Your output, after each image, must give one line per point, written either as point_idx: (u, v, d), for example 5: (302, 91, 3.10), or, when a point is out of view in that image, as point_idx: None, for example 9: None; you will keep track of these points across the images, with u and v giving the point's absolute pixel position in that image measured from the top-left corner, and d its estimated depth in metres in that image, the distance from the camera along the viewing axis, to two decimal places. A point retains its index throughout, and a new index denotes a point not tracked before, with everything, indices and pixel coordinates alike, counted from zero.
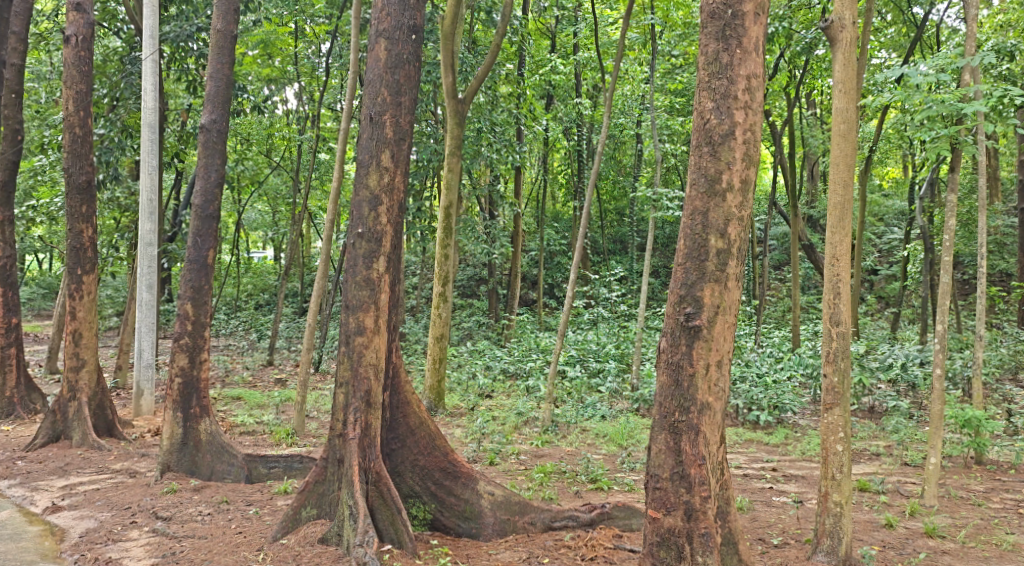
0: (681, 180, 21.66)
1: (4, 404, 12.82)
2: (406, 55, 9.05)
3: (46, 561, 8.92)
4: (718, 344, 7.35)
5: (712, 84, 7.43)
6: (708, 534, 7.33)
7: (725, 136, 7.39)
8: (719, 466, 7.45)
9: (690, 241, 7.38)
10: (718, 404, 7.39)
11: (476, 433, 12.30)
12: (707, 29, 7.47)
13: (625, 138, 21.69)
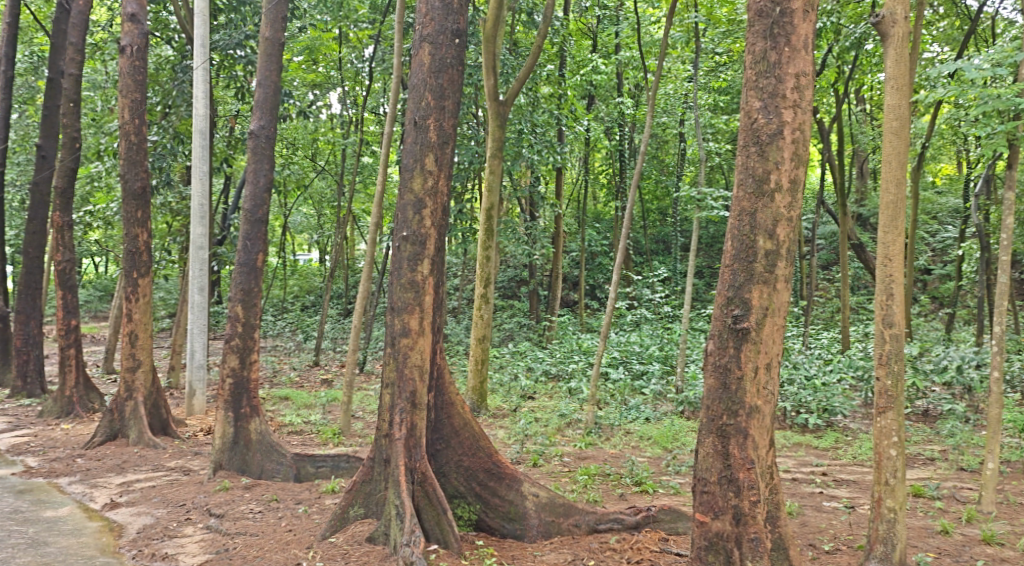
0: (726, 179, 21.45)
1: (64, 403, 13.28)
2: (450, 59, 9.14)
3: (105, 556, 9.12)
4: (767, 346, 7.23)
5: (759, 83, 7.32)
6: (758, 538, 7.19)
7: (773, 136, 7.28)
8: (767, 470, 7.33)
9: (737, 242, 7.28)
10: (767, 407, 7.27)
11: (519, 434, 12.34)
12: (753, 27, 7.36)
13: (669, 139, 21.56)
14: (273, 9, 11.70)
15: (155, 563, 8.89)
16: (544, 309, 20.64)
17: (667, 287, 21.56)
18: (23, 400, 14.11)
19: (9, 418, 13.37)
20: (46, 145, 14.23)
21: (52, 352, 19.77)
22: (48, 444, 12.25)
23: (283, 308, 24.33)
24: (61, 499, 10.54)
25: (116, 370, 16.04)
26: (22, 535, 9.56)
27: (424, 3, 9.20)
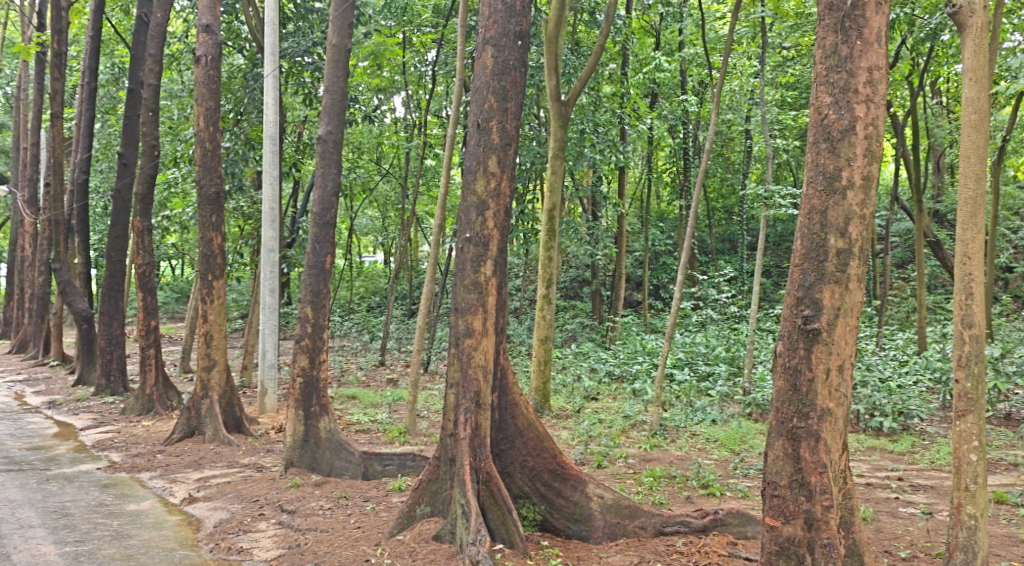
0: (795, 176, 21.05)
1: (145, 401, 13.82)
2: (512, 61, 9.21)
3: (185, 548, 9.38)
4: (839, 347, 6.85)
5: (830, 78, 6.94)
6: (832, 544, 6.85)
7: (845, 132, 6.89)
8: (841, 474, 6.95)
9: (807, 241, 6.92)
10: (840, 410, 6.89)
11: (583, 434, 12.34)
12: (824, 21, 6.98)
13: (734, 136, 21.27)
14: (340, 16, 11.94)
15: (231, 556, 9.15)
16: (607, 309, 20.53)
17: (734, 287, 21.22)
18: (108, 398, 14.74)
19: (96, 414, 14.03)
20: (127, 153, 14.80)
21: (133, 352, 20.53)
22: (130, 440, 12.75)
23: (350, 309, 24.79)
24: (143, 493, 10.91)
25: (192, 369, 16.58)
26: (107, 527, 9.82)
27: (487, 6, 9.30)
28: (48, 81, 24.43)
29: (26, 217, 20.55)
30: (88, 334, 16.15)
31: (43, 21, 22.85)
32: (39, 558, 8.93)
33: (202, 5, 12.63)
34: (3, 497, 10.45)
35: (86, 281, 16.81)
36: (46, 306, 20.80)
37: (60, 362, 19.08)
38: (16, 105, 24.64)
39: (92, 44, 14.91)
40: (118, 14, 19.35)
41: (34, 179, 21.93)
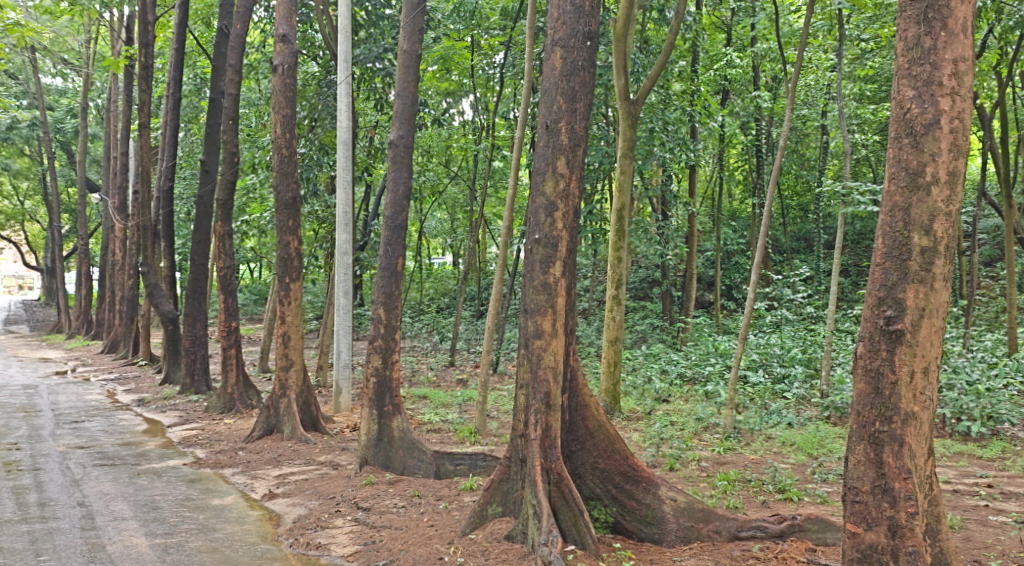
0: (874, 172, 20.44)
1: (226, 399, 14.31)
2: (581, 62, 9.17)
3: (266, 542, 9.63)
4: (923, 349, 6.53)
5: (913, 71, 6.63)
6: (917, 552, 6.55)
7: (929, 126, 6.57)
8: (927, 481, 6.63)
9: (888, 240, 6.61)
10: (925, 414, 6.56)
11: (655, 437, 12.23)
12: (906, 11, 6.67)
13: (810, 133, 20.75)
14: (412, 22, 12.07)
15: (310, 551, 9.36)
16: (677, 310, 20.27)
17: (809, 286, 20.68)
18: (192, 396, 15.31)
19: (181, 412, 14.60)
20: (208, 160, 15.31)
21: (215, 353, 21.25)
22: (213, 437, 13.21)
23: (420, 310, 25.15)
24: (226, 489, 11.26)
25: (269, 369, 17.07)
26: (193, 521, 10.12)
27: (555, 8, 9.30)
28: (136, 93, 25.47)
29: (116, 224, 21.47)
30: (173, 334, 16.79)
31: (132, 35, 23.84)
32: (130, 549, 9.15)
33: (279, 15, 12.96)
34: (97, 490, 10.90)
35: (171, 284, 17.48)
36: (135, 308, 21.68)
37: (148, 361, 19.88)
38: (106, 116, 25.74)
39: (176, 57, 15.46)
40: (200, 27, 20.08)
41: (123, 187, 22.91)
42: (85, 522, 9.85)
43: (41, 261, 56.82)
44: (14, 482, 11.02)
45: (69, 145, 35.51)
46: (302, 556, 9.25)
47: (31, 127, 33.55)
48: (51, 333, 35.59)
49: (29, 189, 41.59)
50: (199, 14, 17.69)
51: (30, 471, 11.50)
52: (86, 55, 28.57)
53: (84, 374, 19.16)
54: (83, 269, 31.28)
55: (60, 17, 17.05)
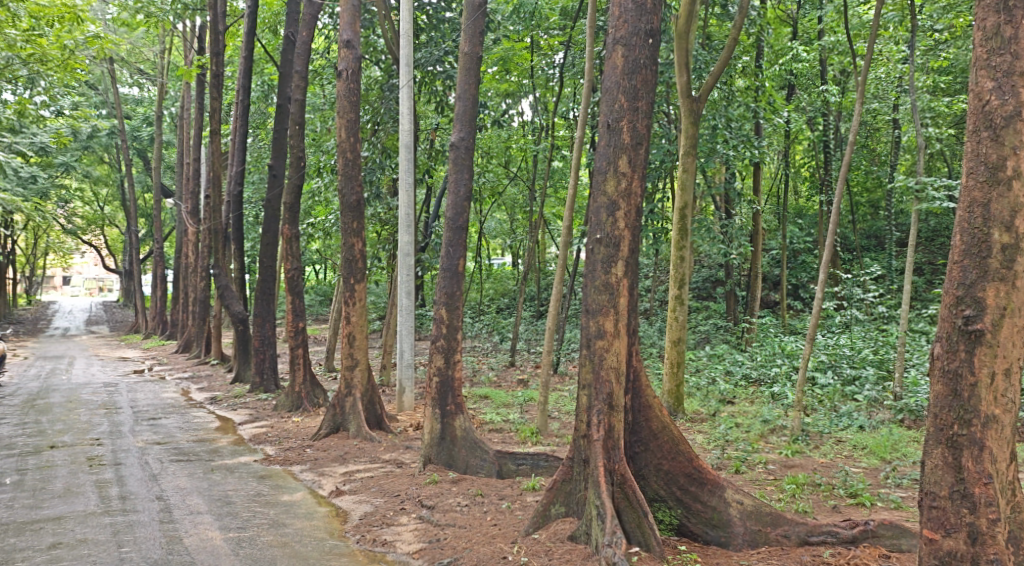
0: (948, 167, 19.78)
1: (294, 398, 14.65)
2: (643, 60, 9.03)
3: (333, 538, 9.81)
4: (1005, 349, 6.22)
5: (991, 61, 6.36)
6: (1000, 561, 6.17)
7: (1010, 118, 6.29)
8: (1009, 486, 6.29)
9: (967, 237, 6.33)
10: (1007, 417, 6.25)
11: (720, 439, 12.06)
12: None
13: (881, 127, 20.18)
14: (473, 24, 12.16)
15: (376, 548, 9.49)
16: (742, 310, 19.95)
17: (881, 286, 20.12)
18: (262, 395, 15.74)
19: (251, 410, 15.02)
20: (276, 165, 15.70)
21: (283, 353, 21.82)
22: (282, 434, 13.54)
23: (481, 311, 25.38)
24: (295, 485, 11.52)
25: (335, 369, 17.45)
26: (264, 516, 10.38)
27: (617, 6, 9.19)
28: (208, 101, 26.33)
29: (190, 228, 22.20)
30: (243, 334, 17.28)
31: (204, 45, 24.61)
32: (206, 542, 9.43)
33: (344, 22, 13.22)
34: (174, 485, 11.28)
35: (241, 286, 18.00)
36: (208, 308, 22.39)
37: (220, 361, 20.50)
38: (180, 124, 26.63)
39: (245, 65, 15.86)
40: (267, 36, 20.67)
41: (196, 191, 23.70)
42: (164, 515, 10.19)
43: (120, 264, 59.27)
44: (96, 476, 11.49)
45: (145, 152, 36.89)
46: (369, 552, 9.38)
47: (111, 135, 34.95)
48: (129, 333, 37.02)
49: (106, 195, 43.40)
50: (267, 23, 18.20)
51: (111, 465, 11.97)
52: (161, 65, 29.58)
53: (160, 373, 19.87)
54: (159, 271, 32.40)
55: (136, 29, 17.72)
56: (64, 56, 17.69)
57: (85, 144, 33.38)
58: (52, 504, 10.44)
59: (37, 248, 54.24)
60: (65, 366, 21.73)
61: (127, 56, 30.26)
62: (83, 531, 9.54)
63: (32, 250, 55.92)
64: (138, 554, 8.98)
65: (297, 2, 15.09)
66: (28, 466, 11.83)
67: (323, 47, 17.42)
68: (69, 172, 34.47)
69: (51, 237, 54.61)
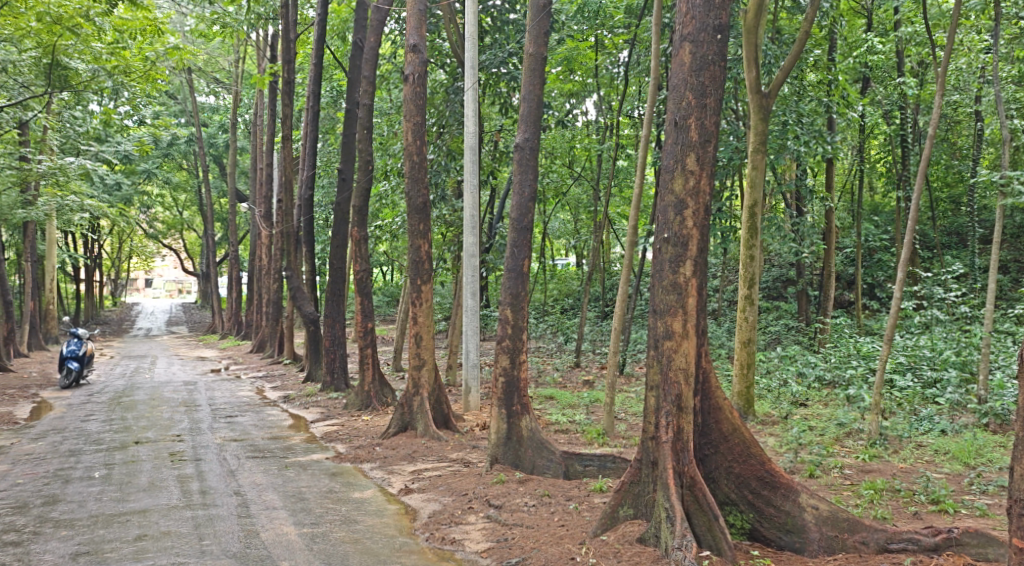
0: None
1: (363, 397, 14.92)
2: (712, 56, 8.77)
3: (403, 535, 9.91)
4: None
5: None
6: None
7: None
8: None
9: None
10: None
11: (792, 442, 11.78)
12: None
13: (962, 119, 19.47)
14: (538, 24, 12.17)
15: (445, 546, 9.54)
16: (814, 310, 19.46)
17: (965, 284, 19.37)
18: (332, 394, 16.09)
19: (323, 409, 15.35)
20: (344, 169, 16.04)
21: (353, 353, 22.26)
22: (353, 433, 13.78)
23: (545, 311, 25.48)
24: (366, 482, 11.69)
25: (404, 369, 17.72)
26: (337, 512, 10.58)
27: (684, 2, 8.95)
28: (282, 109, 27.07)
29: (265, 231, 22.85)
30: (315, 335, 17.70)
31: (276, 53, 25.32)
32: (281, 536, 9.66)
33: (411, 26, 13.41)
34: (250, 481, 11.60)
35: (312, 287, 18.43)
36: (281, 309, 22.99)
37: (293, 360, 21.03)
38: (254, 130, 27.46)
39: (315, 72, 16.21)
40: (335, 43, 21.14)
41: (270, 196, 24.38)
42: (242, 510, 10.51)
43: (196, 267, 61.66)
44: (178, 471, 11.91)
45: (221, 159, 38.13)
46: (437, 550, 9.45)
47: (189, 142, 36.21)
48: (208, 333, 38.34)
49: (184, 201, 45.05)
50: (335, 30, 18.62)
51: (192, 461, 12.40)
52: (236, 73, 30.50)
53: (237, 372, 20.48)
54: (235, 273, 33.36)
55: (212, 40, 18.35)
56: (147, 68, 18.61)
57: (165, 151, 34.65)
58: (137, 497, 10.87)
59: (118, 253, 56.57)
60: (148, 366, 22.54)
61: (204, 66, 31.31)
62: (167, 524, 9.90)
63: (113, 254, 58.40)
64: (218, 547, 9.26)
65: (364, 8, 15.37)
66: (115, 461, 12.35)
67: (390, 52, 17.73)
68: (150, 178, 35.81)
69: (131, 241, 56.99)
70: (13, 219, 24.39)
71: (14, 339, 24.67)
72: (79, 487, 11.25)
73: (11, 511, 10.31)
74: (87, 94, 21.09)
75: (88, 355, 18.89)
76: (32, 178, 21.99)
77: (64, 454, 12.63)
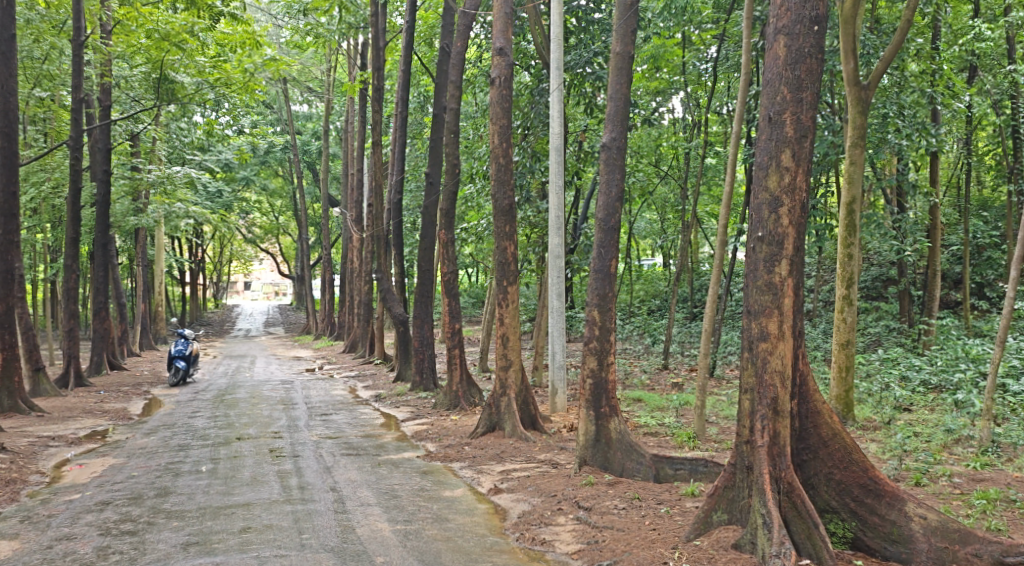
0: None
1: (452, 397, 15.14)
2: (808, 48, 8.37)
3: (494, 535, 9.94)
4: None
5: None
6: None
7: None
8: None
9: None
10: None
11: (897, 448, 11.25)
12: None
13: None
14: (625, 23, 12.09)
15: (536, 547, 9.50)
16: (917, 309, 18.63)
17: None
18: (421, 393, 16.39)
19: (413, 408, 15.64)
20: (432, 172, 16.29)
21: (444, 354, 22.66)
22: (442, 432, 13.96)
23: (632, 312, 25.39)
24: (456, 481, 11.82)
25: (492, 370, 17.93)
26: (428, 510, 10.72)
27: None
28: (375, 116, 27.90)
29: (357, 235, 23.54)
30: (404, 335, 18.08)
31: (366, 61, 26.04)
32: (376, 532, 9.86)
33: (496, 29, 13.52)
34: (346, 477, 11.90)
35: (402, 289, 18.85)
36: (373, 311, 23.62)
37: (384, 360, 21.53)
38: (345, 137, 28.31)
39: (403, 78, 16.52)
40: (422, 50, 21.56)
41: (360, 201, 25.09)
42: (338, 506, 10.80)
43: (291, 269, 64.39)
44: (278, 467, 12.36)
45: (314, 165, 39.51)
46: (528, 550, 9.41)
47: (285, 150, 37.62)
48: (307, 333, 39.85)
49: (280, 206, 46.75)
50: (423, 37, 19.16)
51: (290, 457, 12.82)
52: (327, 82, 31.54)
53: (331, 371, 21.16)
54: (328, 276, 34.34)
55: (306, 51, 19.00)
56: (246, 80, 19.05)
57: (262, 159, 36.24)
58: (241, 491, 11.32)
59: (220, 258, 59.41)
60: (249, 365, 23.54)
61: (298, 76, 32.57)
62: (269, 518, 10.26)
63: (215, 258, 61.33)
64: (317, 541, 9.52)
65: (450, 14, 15.56)
66: (220, 456, 12.90)
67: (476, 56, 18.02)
68: (250, 184, 37.37)
69: (231, 245, 59.64)
70: (125, 225, 25.78)
71: (127, 339, 26.02)
72: (188, 480, 11.81)
73: (127, 502, 10.90)
74: (191, 107, 22.14)
75: (194, 354, 19.81)
76: (141, 186, 23.22)
77: (174, 449, 13.28)
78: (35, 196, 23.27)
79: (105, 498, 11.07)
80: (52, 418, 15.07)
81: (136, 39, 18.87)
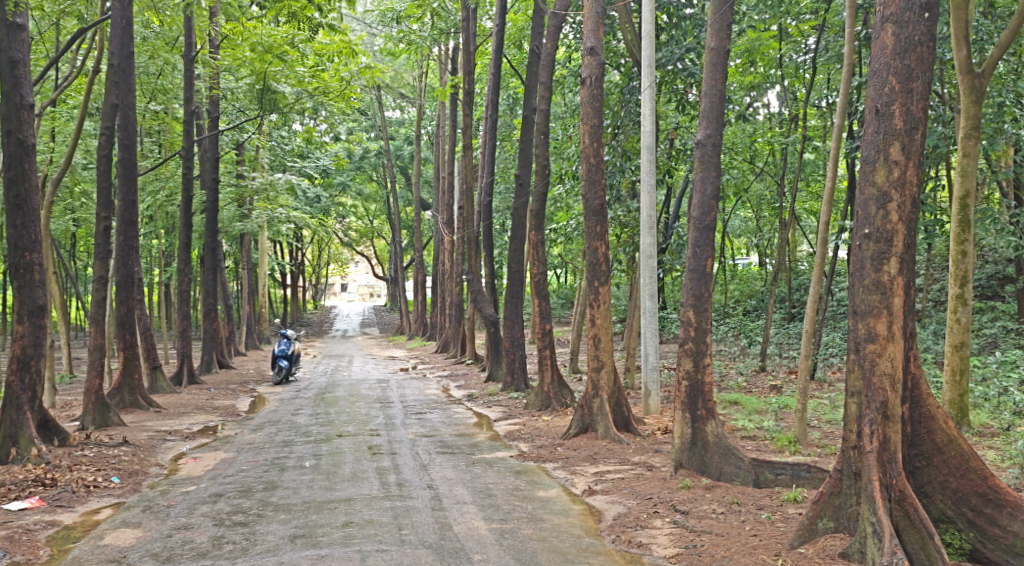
0: None
1: (543, 398, 15.16)
2: (919, 36, 7.89)
3: (589, 536, 9.85)
4: None
5: None
6: None
7: None
8: None
9: None
10: None
11: (1017, 456, 10.57)
12: None
13: None
14: (720, 18, 11.85)
15: (632, 549, 9.33)
16: None
17: None
18: (513, 393, 16.50)
19: (504, 409, 15.76)
20: (521, 174, 16.36)
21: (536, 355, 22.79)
22: (534, 433, 14.01)
23: (726, 314, 24.91)
24: (550, 482, 11.81)
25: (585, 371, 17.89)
26: (523, 510, 10.75)
27: None
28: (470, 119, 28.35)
29: (449, 237, 23.98)
30: (496, 336, 18.24)
31: (457, 65, 26.46)
32: (472, 530, 9.95)
33: (588, 29, 13.47)
34: (442, 475, 12.08)
35: (493, 291, 19.02)
36: (465, 311, 23.94)
37: (476, 361, 21.80)
38: (437, 141, 28.79)
39: (493, 81, 16.60)
40: (511, 53, 21.73)
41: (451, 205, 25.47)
42: (435, 503, 10.97)
43: (384, 272, 66.13)
44: (377, 464, 12.66)
45: (409, 169, 40.49)
46: (624, 553, 9.26)
47: (379, 155, 38.62)
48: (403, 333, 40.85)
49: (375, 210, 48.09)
50: (512, 39, 19.36)
51: (389, 454, 13.12)
52: (421, 87, 32.24)
53: (425, 371, 21.57)
54: (421, 276, 34.99)
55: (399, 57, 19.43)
56: (342, 87, 19.89)
57: (358, 165, 37.45)
58: (343, 487, 11.64)
59: (316, 261, 61.43)
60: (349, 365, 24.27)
61: (392, 82, 33.44)
62: (369, 513, 10.51)
63: (313, 262, 63.46)
64: (416, 537, 9.67)
65: (540, 15, 15.59)
66: (322, 452, 13.31)
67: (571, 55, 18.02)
68: (348, 189, 38.52)
69: (328, 249, 61.68)
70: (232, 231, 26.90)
71: (235, 340, 27.14)
72: (293, 475, 12.24)
73: (238, 495, 11.37)
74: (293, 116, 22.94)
75: (297, 354, 20.50)
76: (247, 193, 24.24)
77: (279, 444, 13.79)
78: (151, 204, 24.58)
79: (218, 491, 11.58)
80: (167, 414, 15.87)
81: (241, 52, 19.65)
